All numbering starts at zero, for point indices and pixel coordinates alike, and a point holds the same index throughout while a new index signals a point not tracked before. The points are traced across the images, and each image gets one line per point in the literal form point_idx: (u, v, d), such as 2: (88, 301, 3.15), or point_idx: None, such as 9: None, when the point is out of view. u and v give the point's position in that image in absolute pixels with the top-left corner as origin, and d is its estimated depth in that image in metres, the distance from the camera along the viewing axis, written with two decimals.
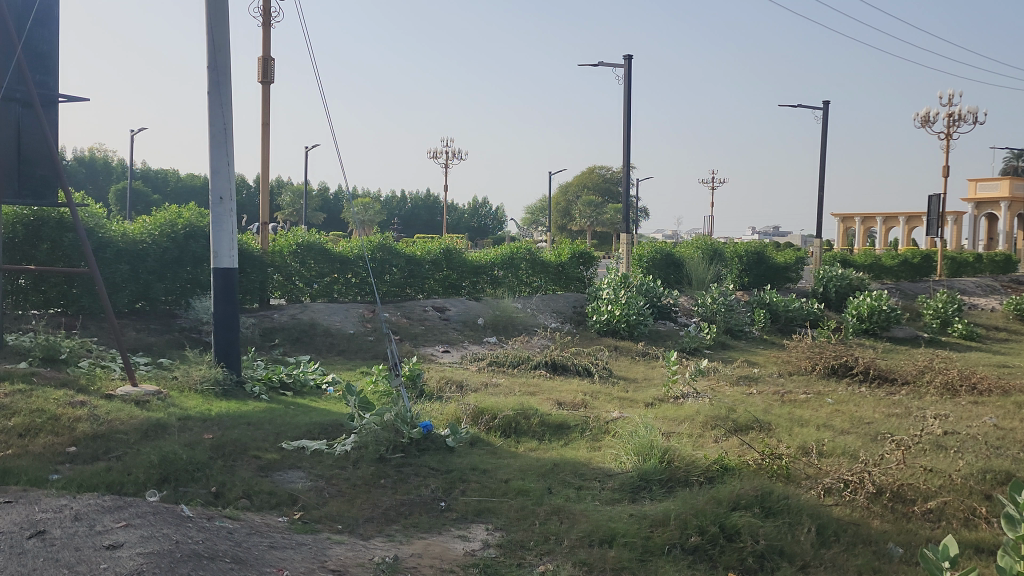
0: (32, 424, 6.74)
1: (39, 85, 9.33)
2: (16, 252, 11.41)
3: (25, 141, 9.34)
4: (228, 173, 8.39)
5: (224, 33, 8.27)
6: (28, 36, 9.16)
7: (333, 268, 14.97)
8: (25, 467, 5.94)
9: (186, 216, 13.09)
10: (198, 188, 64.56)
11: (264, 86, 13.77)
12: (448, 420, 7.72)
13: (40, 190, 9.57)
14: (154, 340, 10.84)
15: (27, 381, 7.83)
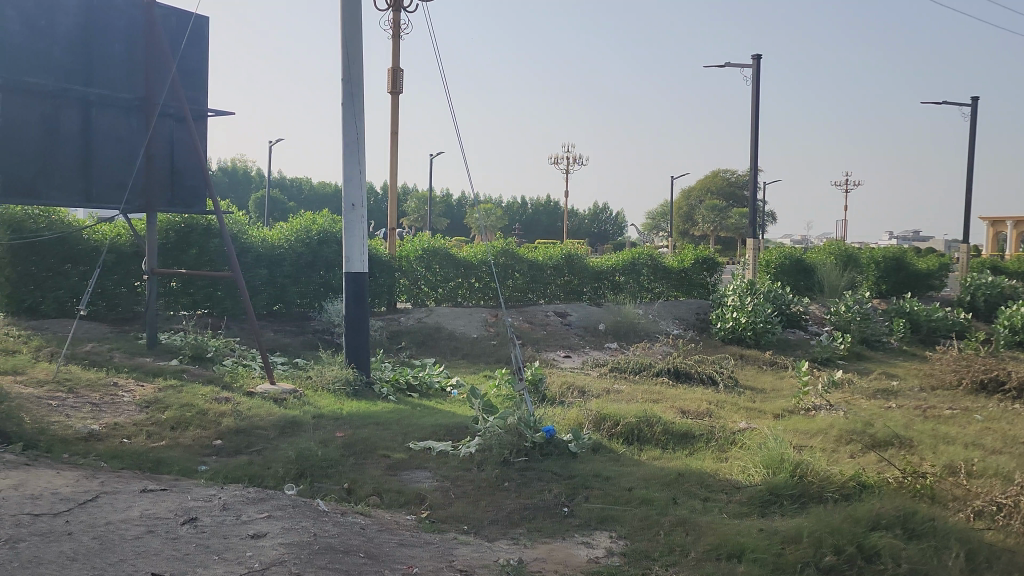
0: (183, 417, 7.23)
1: (191, 101, 10.03)
2: (168, 256, 12.28)
3: (177, 154, 10.11)
4: (360, 181, 8.71)
5: (357, 45, 8.59)
6: (181, 55, 9.87)
7: (456, 272, 15.28)
8: (176, 458, 6.37)
9: (320, 222, 13.67)
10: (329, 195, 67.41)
11: (393, 97, 14.22)
12: (570, 425, 7.71)
13: (190, 200, 10.35)
14: (290, 341, 11.40)
15: (179, 377, 8.41)
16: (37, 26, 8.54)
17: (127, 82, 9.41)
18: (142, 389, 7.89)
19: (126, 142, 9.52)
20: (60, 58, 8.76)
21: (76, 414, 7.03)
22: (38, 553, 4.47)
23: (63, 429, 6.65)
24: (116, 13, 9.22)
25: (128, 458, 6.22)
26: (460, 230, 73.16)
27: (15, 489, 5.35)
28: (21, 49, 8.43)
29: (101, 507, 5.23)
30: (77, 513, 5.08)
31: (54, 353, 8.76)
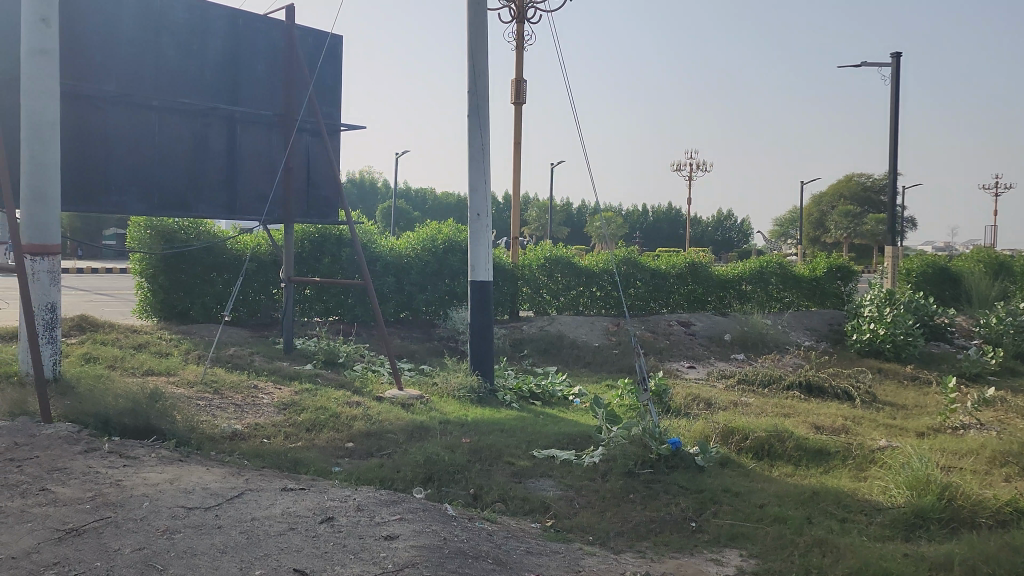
0: (318, 420, 7.54)
1: (327, 116, 10.48)
2: (303, 265, 12.88)
3: (313, 167, 10.59)
4: (485, 191, 8.85)
5: (483, 58, 8.74)
6: (318, 73, 10.35)
7: (578, 281, 15.27)
8: (313, 459, 6.64)
9: (445, 231, 13.97)
10: (451, 205, 68.94)
11: (516, 107, 14.40)
12: (697, 437, 7.53)
13: (324, 211, 10.83)
14: (417, 347, 11.71)
15: (314, 381, 8.79)
16: (187, 49, 9.14)
17: (268, 99, 9.94)
18: (281, 392, 8.30)
19: (266, 157, 10.05)
20: (208, 79, 9.33)
21: (222, 414, 7.47)
22: (191, 545, 4.76)
23: (210, 428, 7.08)
24: (257, 35, 9.76)
25: (269, 458, 6.54)
26: (579, 238, 73.08)
27: (170, 483, 5.73)
28: (175, 71, 9.03)
29: (246, 503, 5.51)
30: (226, 508, 5.38)
31: (201, 356, 9.35)
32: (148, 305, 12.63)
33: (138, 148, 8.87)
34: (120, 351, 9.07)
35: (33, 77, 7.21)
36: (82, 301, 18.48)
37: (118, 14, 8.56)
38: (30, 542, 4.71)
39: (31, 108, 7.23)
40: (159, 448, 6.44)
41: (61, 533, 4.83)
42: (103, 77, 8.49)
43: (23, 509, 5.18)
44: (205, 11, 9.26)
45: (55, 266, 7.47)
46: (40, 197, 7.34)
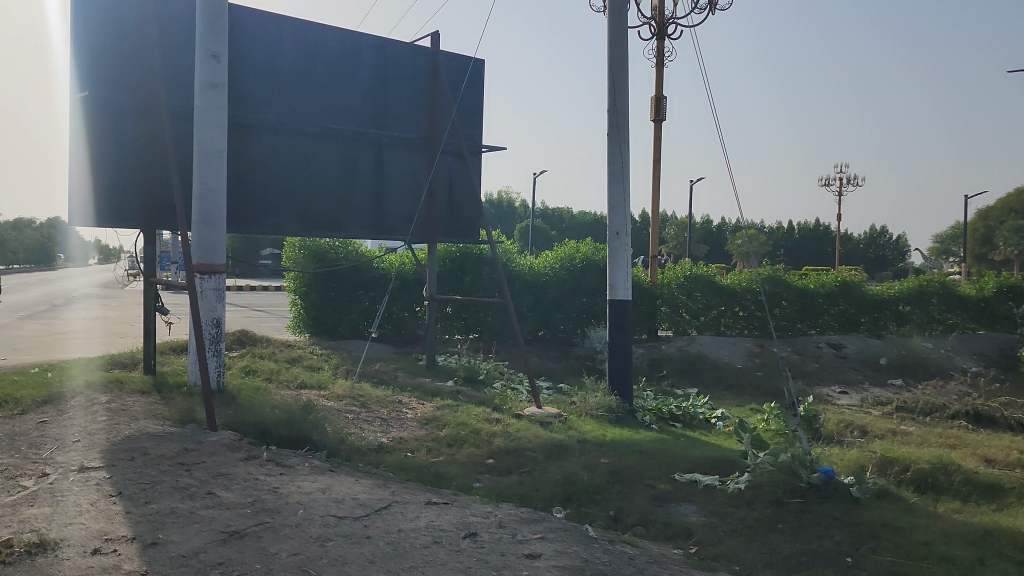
0: (458, 436, 7.68)
1: (468, 138, 10.77)
2: (445, 283, 13.25)
3: (455, 188, 10.90)
4: (625, 210, 8.80)
5: (623, 78, 8.73)
6: (461, 97, 10.66)
7: (720, 301, 14.89)
8: (454, 473, 6.75)
9: (583, 250, 13.97)
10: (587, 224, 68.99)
11: (655, 125, 14.26)
12: (852, 467, 7.11)
13: (465, 231, 11.12)
14: (555, 366, 11.74)
15: (455, 397, 8.96)
16: (339, 78, 9.64)
17: (413, 124, 10.33)
18: (423, 407, 8.52)
19: (411, 179, 10.41)
20: (357, 106, 9.81)
21: (369, 427, 7.75)
22: (341, 553, 4.93)
23: (358, 440, 7.36)
24: (404, 63, 10.18)
25: (413, 471, 6.70)
26: (719, 255, 71.27)
27: (322, 492, 5.98)
28: (327, 99, 9.54)
29: (392, 515, 5.66)
30: (373, 519, 5.55)
31: (349, 371, 9.76)
32: (301, 322, 13.35)
33: (294, 173, 9.39)
34: (276, 365, 9.63)
35: (204, 110, 7.80)
36: (245, 316, 19.84)
37: (278, 47, 9.16)
38: (197, 542, 5.04)
39: (202, 137, 7.81)
40: (311, 458, 6.75)
41: (225, 535, 5.14)
42: (263, 107, 9.08)
43: (191, 510, 5.56)
44: (356, 41, 9.77)
45: (221, 285, 8.04)
46: (209, 220, 7.92)
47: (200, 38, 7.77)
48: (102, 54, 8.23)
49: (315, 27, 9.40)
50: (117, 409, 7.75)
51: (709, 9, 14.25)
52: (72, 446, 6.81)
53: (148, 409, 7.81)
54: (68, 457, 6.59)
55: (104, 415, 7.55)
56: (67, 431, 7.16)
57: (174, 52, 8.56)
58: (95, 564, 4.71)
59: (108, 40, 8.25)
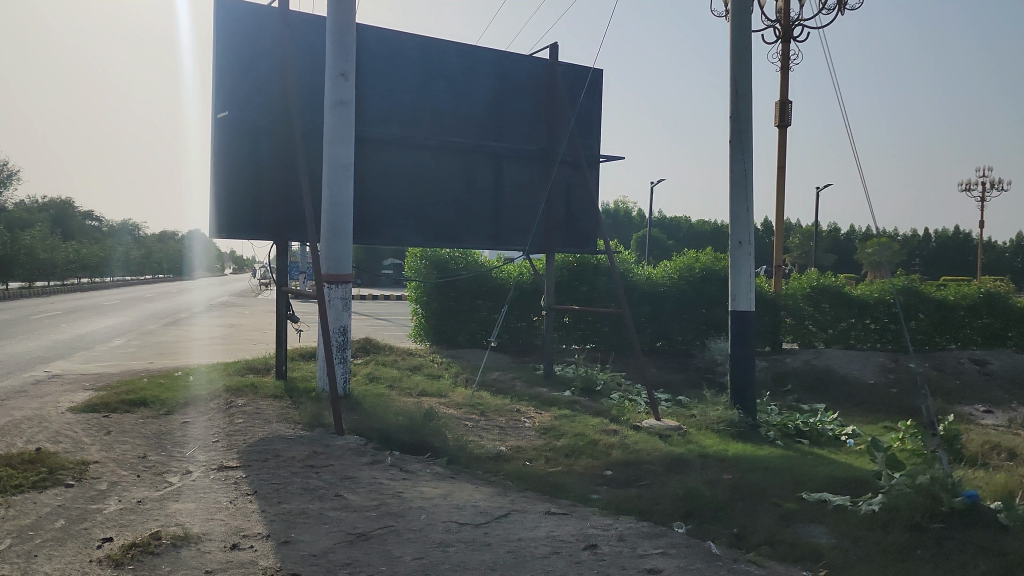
0: (576, 446, 7.65)
1: (586, 148, 10.77)
2: (563, 293, 13.33)
3: (573, 198, 10.89)
4: (747, 219, 8.57)
5: (747, 82, 8.51)
6: (580, 107, 10.70)
7: (849, 313, 14.22)
8: (572, 484, 6.70)
9: (703, 260, 13.65)
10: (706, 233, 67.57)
11: (780, 130, 13.83)
12: (999, 492, 6.60)
13: (582, 240, 11.08)
14: (674, 378, 11.54)
15: (572, 407, 8.94)
16: (459, 92, 9.87)
17: (532, 135, 10.42)
18: (541, 417, 8.55)
19: (529, 190, 10.48)
20: (476, 119, 10.00)
21: (488, 435, 7.85)
22: (463, 559, 5.00)
23: (477, 447, 7.45)
24: (523, 75, 10.32)
25: (531, 481, 6.71)
26: (848, 265, 68.22)
27: (443, 498, 6.09)
28: (448, 113, 9.79)
29: (512, 523, 5.69)
30: (494, 527, 5.60)
31: (468, 379, 9.93)
32: (422, 332, 13.70)
33: (416, 185, 9.64)
34: (399, 372, 9.90)
35: (333, 126, 8.13)
36: (369, 324, 20.54)
37: (401, 64, 9.51)
38: (327, 542, 5.24)
39: (331, 153, 8.15)
40: (432, 464, 6.88)
41: (352, 536, 5.32)
42: (387, 122, 9.40)
43: (320, 511, 5.78)
44: (476, 56, 10.01)
45: (348, 294, 8.31)
46: (337, 232, 8.24)
47: (329, 57, 8.12)
48: (240, 75, 8.71)
49: (437, 43, 9.71)
50: (252, 412, 8.17)
51: (836, 10, 13.68)
52: (211, 446, 7.23)
53: (280, 413, 8.20)
54: (208, 456, 7.00)
55: (240, 418, 7.98)
56: (206, 432, 7.62)
57: (304, 72, 8.98)
58: (233, 559, 4.97)
59: (245, 63, 8.74)
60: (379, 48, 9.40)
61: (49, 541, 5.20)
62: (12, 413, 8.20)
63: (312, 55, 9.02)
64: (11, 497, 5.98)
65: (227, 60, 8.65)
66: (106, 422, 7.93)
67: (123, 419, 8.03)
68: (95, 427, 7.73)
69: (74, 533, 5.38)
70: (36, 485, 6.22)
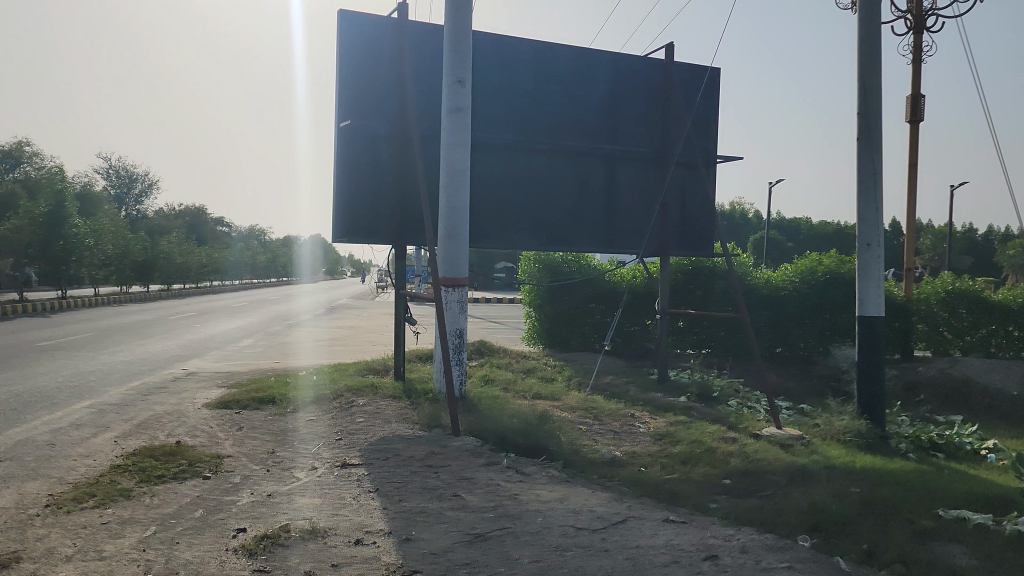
0: (693, 453, 7.49)
1: (703, 149, 10.55)
2: (679, 295, 13.08)
3: (689, 200, 10.68)
4: (876, 220, 8.17)
5: (877, 77, 8.13)
6: (697, 107, 10.50)
7: (989, 318, 13.40)
8: (690, 492, 6.55)
9: (827, 262, 13.11)
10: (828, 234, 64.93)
11: (912, 125, 13.13)
12: None
13: (698, 243, 10.84)
14: (795, 386, 11.14)
15: (688, 414, 8.76)
16: (573, 96, 9.87)
17: (647, 137, 10.30)
18: (656, 422, 8.43)
19: (644, 193, 10.34)
20: (590, 121, 9.98)
21: (603, 439, 7.79)
22: (581, 564, 4.98)
23: (592, 452, 7.40)
24: (638, 76, 10.21)
25: (647, 486, 6.61)
26: (985, 267, 64.02)
27: (560, 502, 6.09)
28: (562, 117, 9.80)
29: (630, 530, 5.62)
30: (611, 532, 5.54)
31: (581, 383, 9.90)
32: (536, 334, 13.80)
33: (531, 189, 9.70)
34: (513, 375, 9.99)
35: (450, 131, 8.29)
36: (483, 327, 20.74)
37: (516, 69, 9.61)
38: (446, 541, 5.33)
39: (449, 158, 8.31)
40: (548, 467, 6.88)
41: (471, 537, 5.39)
42: (502, 126, 9.52)
43: (439, 510, 5.89)
44: (590, 59, 9.98)
45: (463, 297, 8.43)
46: (453, 236, 8.40)
47: (446, 65, 8.28)
48: (361, 85, 9.00)
49: (551, 47, 9.75)
50: (372, 411, 8.42)
51: None
52: (334, 443, 7.50)
53: (399, 413, 8.41)
54: (332, 453, 7.26)
55: (362, 417, 8.23)
56: (330, 429, 7.90)
57: (422, 81, 9.19)
58: (358, 554, 5.13)
59: (366, 73, 9.02)
60: (493, 55, 9.54)
61: (189, 529, 5.52)
62: (155, 407, 8.76)
63: (429, 64, 9.23)
64: (155, 486, 6.39)
65: (348, 71, 8.93)
66: (237, 417, 8.35)
67: (252, 415, 8.44)
68: (228, 423, 8.16)
69: (210, 523, 5.69)
70: (177, 476, 6.63)
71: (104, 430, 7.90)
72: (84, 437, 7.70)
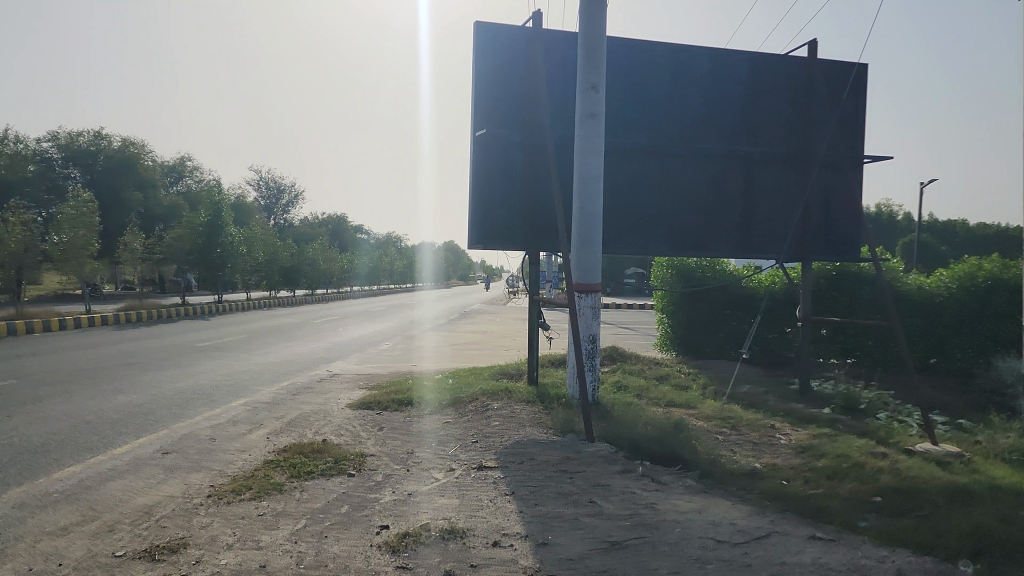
0: (839, 468, 7.15)
1: (848, 150, 10.07)
2: (824, 302, 12.70)
3: (833, 203, 10.22)
4: None
5: None
6: (842, 105, 10.05)
7: None
8: (838, 509, 6.24)
9: (988, 266, 12.16)
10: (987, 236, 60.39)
11: None
12: None
13: (844, 248, 10.33)
14: (952, 400, 10.43)
15: (833, 426, 8.38)
16: (710, 98, 9.69)
17: (787, 138, 9.94)
18: (798, 434, 8.10)
19: (785, 196, 9.97)
20: (727, 124, 9.76)
21: (741, 451, 7.57)
22: None
23: (730, 463, 7.21)
24: (778, 76, 9.89)
25: (790, 500, 6.36)
26: None
27: (699, 513, 5.96)
28: (697, 120, 9.63)
29: (774, 546, 5.42)
30: (754, 547, 5.37)
31: (718, 392, 9.66)
32: (671, 341, 13.66)
33: (665, 194, 9.58)
34: (646, 382, 9.87)
35: (584, 138, 8.30)
36: (614, 333, 20.64)
37: (650, 73, 9.53)
38: (582, 547, 5.33)
39: (582, 164, 8.33)
40: (685, 477, 6.75)
41: (607, 544, 5.37)
42: (637, 131, 9.46)
43: (575, 516, 5.90)
44: (728, 60, 9.76)
45: (597, 303, 8.43)
46: (587, 243, 8.41)
47: (580, 72, 8.31)
48: (496, 95, 9.18)
49: (686, 49, 9.62)
50: (507, 415, 8.54)
51: None
52: (471, 446, 7.66)
53: (533, 418, 8.49)
54: (468, 455, 7.42)
55: (497, 421, 8.37)
56: (466, 432, 8.08)
57: (556, 87, 9.26)
58: (496, 556, 5.21)
59: (501, 82, 9.18)
60: (628, 60, 9.49)
61: (336, 524, 5.78)
62: (303, 407, 9.25)
63: (563, 71, 9.29)
64: (304, 481, 6.74)
65: (484, 81, 9.12)
66: (378, 418, 8.68)
67: (392, 417, 8.74)
68: (369, 423, 8.49)
69: (356, 519, 5.94)
70: (324, 472, 6.97)
71: (257, 427, 8.41)
72: (241, 432, 8.22)
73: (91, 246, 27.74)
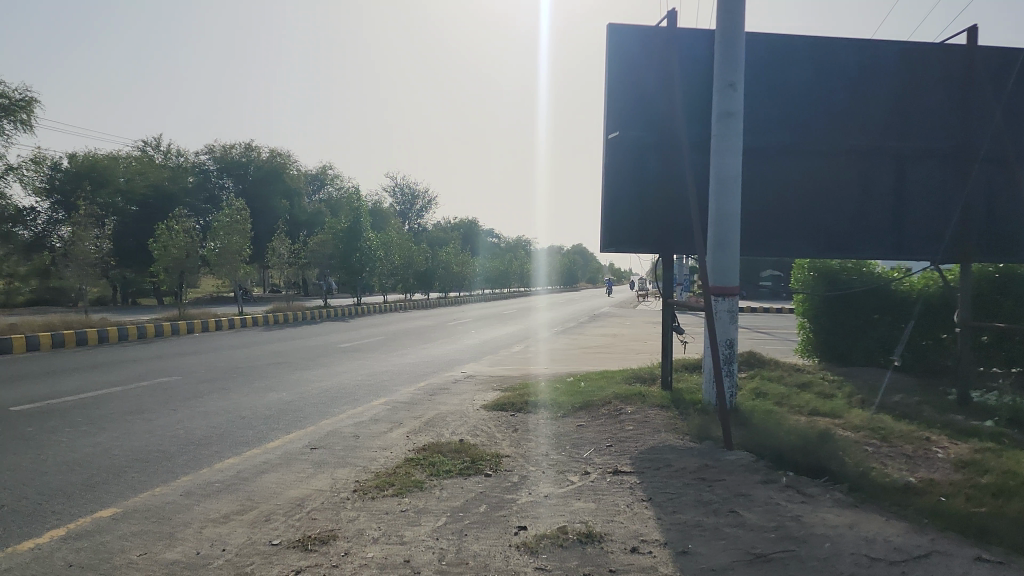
0: (1006, 486, 6.63)
1: (1014, 143, 9.35)
2: (986, 306, 11.85)
3: (996, 200, 9.52)
4: None
5: None
6: (1007, 94, 9.33)
7: None
8: (1006, 529, 5.78)
9: None
10: None
11: None
12: None
13: (1008, 248, 9.61)
14: None
15: (997, 440, 7.78)
16: (857, 91, 9.24)
17: (944, 132, 9.33)
18: (958, 448, 7.58)
19: (941, 193, 9.38)
20: (876, 119, 9.27)
21: (893, 463, 7.15)
22: None
23: (881, 475, 6.83)
24: (934, 65, 9.30)
25: (951, 518, 5.94)
26: None
27: (849, 528, 5.67)
28: (842, 115, 9.22)
29: (935, 566, 5.08)
30: (912, 567, 5.06)
31: (865, 401, 9.18)
32: (815, 347, 13.21)
33: (807, 193, 9.23)
34: (787, 389, 9.50)
35: (721, 138, 8.10)
36: (750, 338, 20.01)
37: (792, 68, 9.19)
38: (725, 558, 5.19)
39: (719, 165, 8.13)
40: (833, 489, 6.44)
41: (752, 556, 5.20)
42: (778, 129, 9.15)
43: (716, 525, 5.76)
44: (877, 51, 9.27)
45: (734, 306, 8.18)
46: (724, 245, 8.20)
47: (717, 70, 8.11)
48: (629, 96, 9.11)
49: (831, 41, 9.20)
50: (641, 420, 8.45)
51: None
52: (606, 450, 7.62)
53: (668, 423, 8.36)
54: (603, 459, 7.39)
55: (631, 426, 8.29)
56: (600, 436, 8.05)
57: (691, 86, 9.08)
58: (636, 562, 5.15)
59: (634, 83, 9.10)
60: (769, 55, 9.19)
61: (476, 523, 5.89)
62: (440, 407, 9.49)
63: (698, 69, 9.10)
64: (444, 480, 6.91)
65: (617, 83, 9.06)
66: (513, 420, 8.78)
67: (527, 418, 8.83)
68: (504, 424, 8.62)
69: (494, 518, 6.03)
70: (463, 471, 7.12)
71: (397, 425, 8.70)
72: (382, 430, 8.52)
73: (243, 252, 29.54)
